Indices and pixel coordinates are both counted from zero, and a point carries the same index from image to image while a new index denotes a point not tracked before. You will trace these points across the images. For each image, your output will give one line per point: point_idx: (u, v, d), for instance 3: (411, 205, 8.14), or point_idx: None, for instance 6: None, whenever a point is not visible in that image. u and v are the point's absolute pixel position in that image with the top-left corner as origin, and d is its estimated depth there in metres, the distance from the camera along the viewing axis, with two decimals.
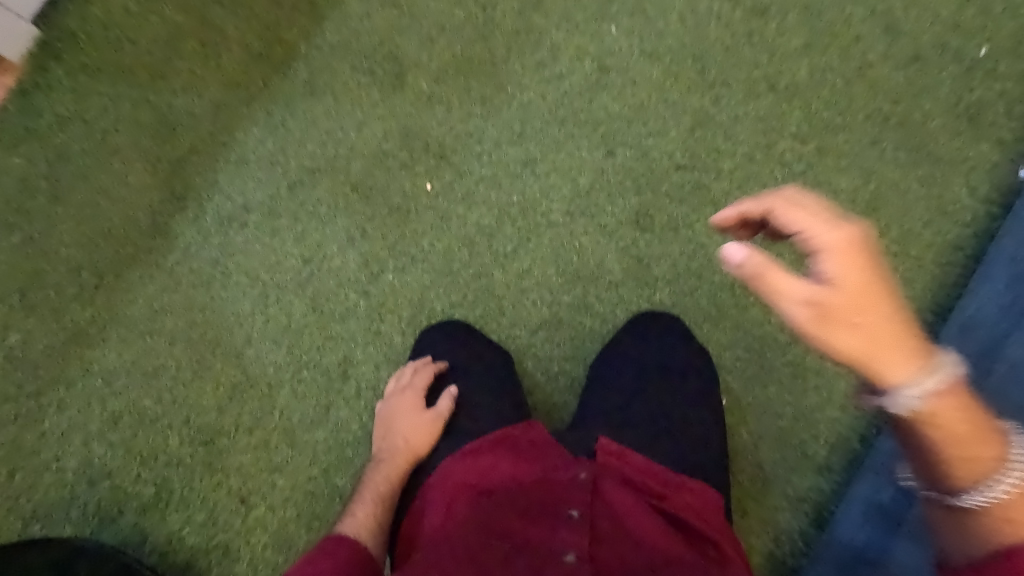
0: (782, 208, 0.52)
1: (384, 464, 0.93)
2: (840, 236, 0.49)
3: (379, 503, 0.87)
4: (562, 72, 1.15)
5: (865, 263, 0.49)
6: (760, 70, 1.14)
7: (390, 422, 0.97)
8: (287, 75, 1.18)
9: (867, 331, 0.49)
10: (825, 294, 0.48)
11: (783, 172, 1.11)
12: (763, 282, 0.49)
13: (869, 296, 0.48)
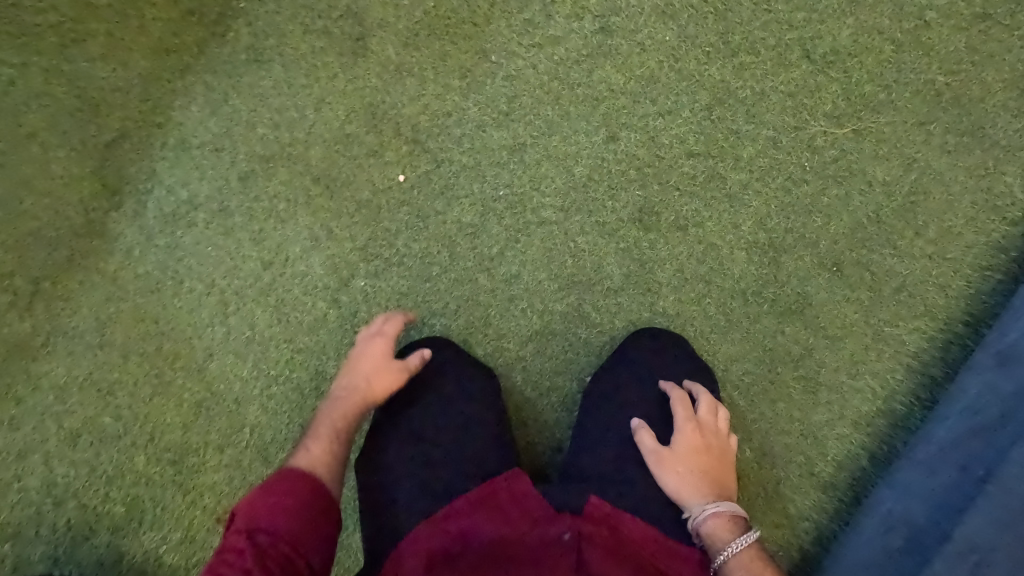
0: (681, 400, 0.88)
1: (340, 399, 0.87)
2: (728, 452, 0.87)
3: (332, 441, 0.83)
4: (556, 35, 0.96)
5: (725, 471, 0.85)
6: (793, 33, 0.95)
7: (352, 364, 0.90)
8: (227, 39, 0.99)
9: (697, 457, 0.84)
10: (687, 427, 0.86)
11: (811, 159, 0.96)
12: (649, 443, 0.86)
13: (704, 482, 0.83)
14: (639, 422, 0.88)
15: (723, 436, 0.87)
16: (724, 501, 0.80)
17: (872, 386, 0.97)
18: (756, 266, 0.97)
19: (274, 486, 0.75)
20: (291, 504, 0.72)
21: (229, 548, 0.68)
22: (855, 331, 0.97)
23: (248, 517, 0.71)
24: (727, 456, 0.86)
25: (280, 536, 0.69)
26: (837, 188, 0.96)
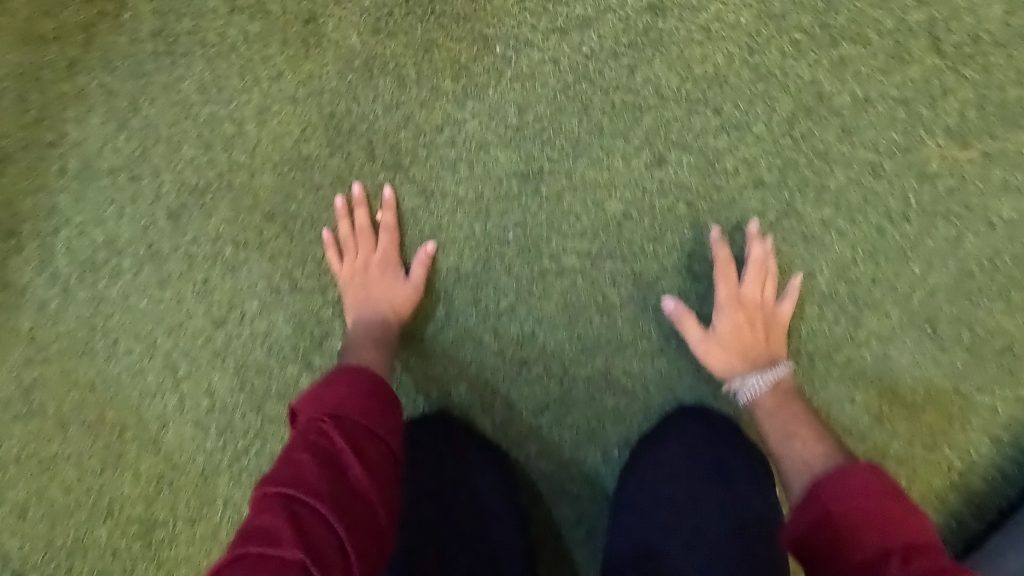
0: (717, 242, 0.74)
1: (373, 320, 0.74)
2: (780, 313, 0.75)
3: (378, 353, 0.72)
4: (585, 18, 0.69)
5: (772, 340, 0.75)
6: (917, 15, 0.68)
7: (361, 282, 0.75)
8: (121, 21, 0.70)
9: (741, 337, 0.74)
10: (728, 304, 0.74)
11: (917, 191, 0.73)
12: (686, 327, 0.75)
13: (742, 348, 0.74)
14: (673, 301, 0.75)
15: (771, 306, 0.74)
16: (769, 368, 0.73)
17: (955, 461, 0.81)
18: (830, 325, 0.78)
19: (337, 375, 0.67)
20: (366, 398, 0.65)
21: (308, 441, 0.59)
22: (941, 398, 0.80)
23: (311, 413, 0.62)
24: (777, 305, 0.75)
25: (357, 416, 0.63)
26: (944, 229, 0.74)
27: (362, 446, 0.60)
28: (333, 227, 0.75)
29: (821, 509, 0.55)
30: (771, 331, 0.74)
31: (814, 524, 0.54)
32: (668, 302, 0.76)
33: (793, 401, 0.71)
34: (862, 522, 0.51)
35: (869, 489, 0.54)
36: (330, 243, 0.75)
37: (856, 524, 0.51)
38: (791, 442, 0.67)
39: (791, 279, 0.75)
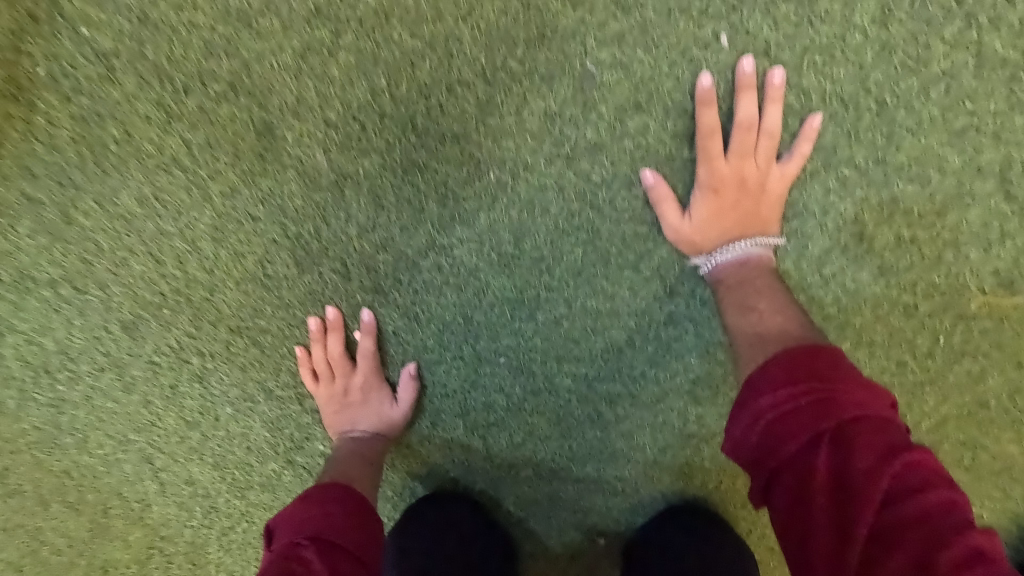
0: (702, 103, 0.53)
1: (359, 440, 0.72)
2: (782, 172, 0.56)
3: (365, 473, 0.70)
4: (598, 141, 0.57)
5: (765, 206, 0.57)
6: (996, 153, 0.56)
7: (343, 405, 0.71)
8: (29, 122, 0.57)
9: (720, 217, 0.58)
10: (710, 182, 0.56)
11: (951, 331, 0.66)
12: (660, 209, 0.58)
13: (724, 230, 0.58)
14: (651, 175, 0.57)
15: (771, 165, 0.55)
16: (747, 244, 0.58)
17: None
18: None
19: (318, 495, 0.63)
20: (346, 518, 0.61)
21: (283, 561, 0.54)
22: None
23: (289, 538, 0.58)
24: (778, 169, 0.56)
25: (337, 532, 0.59)
26: (971, 366, 0.69)
27: (334, 565, 0.55)
28: (306, 346, 0.69)
29: (774, 421, 0.48)
30: (761, 202, 0.57)
31: (773, 441, 0.48)
32: (645, 173, 0.57)
33: (767, 276, 0.59)
34: (855, 445, 0.44)
35: (846, 397, 0.47)
36: (303, 361, 0.69)
37: (846, 449, 0.44)
38: (744, 316, 0.58)
39: (806, 127, 0.54)
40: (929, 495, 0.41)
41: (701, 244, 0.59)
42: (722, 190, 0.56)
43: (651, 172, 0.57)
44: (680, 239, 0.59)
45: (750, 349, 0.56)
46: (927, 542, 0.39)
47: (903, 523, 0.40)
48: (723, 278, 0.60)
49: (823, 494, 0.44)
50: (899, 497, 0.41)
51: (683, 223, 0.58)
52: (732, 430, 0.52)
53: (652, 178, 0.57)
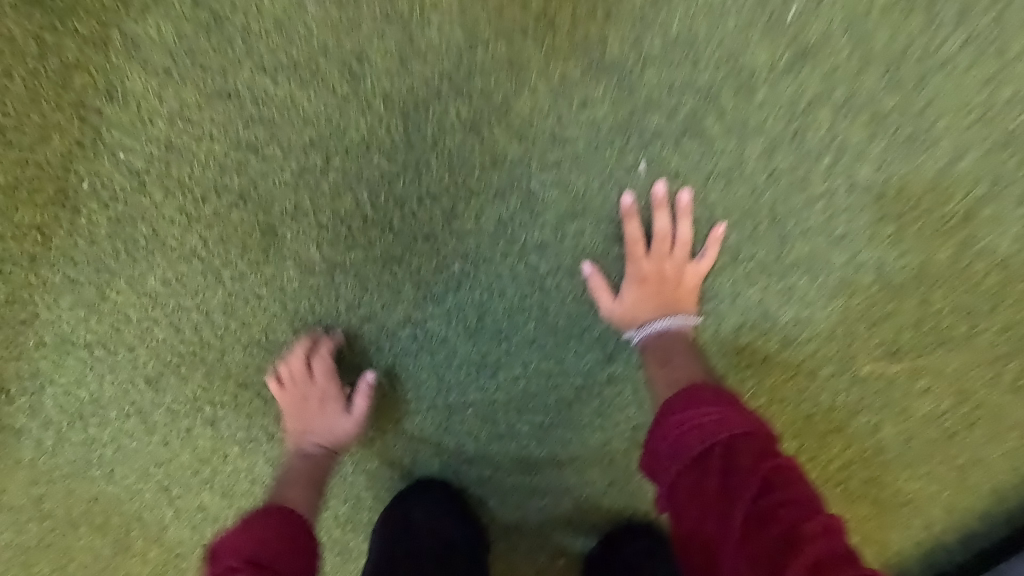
0: (626, 216, 0.65)
1: (313, 452, 0.79)
2: (695, 270, 0.68)
3: (305, 490, 0.76)
4: (545, 240, 0.68)
5: (683, 297, 0.69)
6: (872, 253, 0.68)
7: (303, 412, 0.78)
8: (75, 222, 0.69)
9: (645, 304, 0.69)
10: (635, 277, 0.68)
11: (848, 390, 0.78)
12: (597, 295, 0.70)
13: (650, 316, 0.70)
14: (588, 267, 0.69)
15: (686, 264, 0.67)
16: (670, 325, 0.70)
17: None
18: None
19: (246, 525, 0.65)
20: (276, 541, 0.64)
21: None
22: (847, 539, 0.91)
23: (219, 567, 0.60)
24: (691, 267, 0.68)
25: (266, 553, 0.62)
26: (868, 417, 0.81)
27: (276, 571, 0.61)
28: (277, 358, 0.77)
29: (683, 432, 0.59)
30: (679, 293, 0.69)
31: (678, 449, 0.59)
32: (585, 264, 0.70)
33: (686, 346, 0.71)
34: (743, 450, 0.55)
35: (739, 416, 0.59)
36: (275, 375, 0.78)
37: (737, 453, 0.55)
38: (661, 363, 0.70)
39: (711, 235, 0.66)
40: (797, 487, 0.52)
41: (631, 326, 0.71)
42: (646, 284, 0.68)
43: (589, 264, 0.69)
44: (614, 319, 0.71)
45: (664, 389, 0.67)
46: (790, 520, 0.49)
47: (776, 504, 0.50)
48: (649, 350, 0.71)
49: (715, 493, 0.54)
50: (775, 486, 0.52)
51: (615, 307, 0.70)
52: (650, 443, 0.63)
53: (589, 270, 0.69)
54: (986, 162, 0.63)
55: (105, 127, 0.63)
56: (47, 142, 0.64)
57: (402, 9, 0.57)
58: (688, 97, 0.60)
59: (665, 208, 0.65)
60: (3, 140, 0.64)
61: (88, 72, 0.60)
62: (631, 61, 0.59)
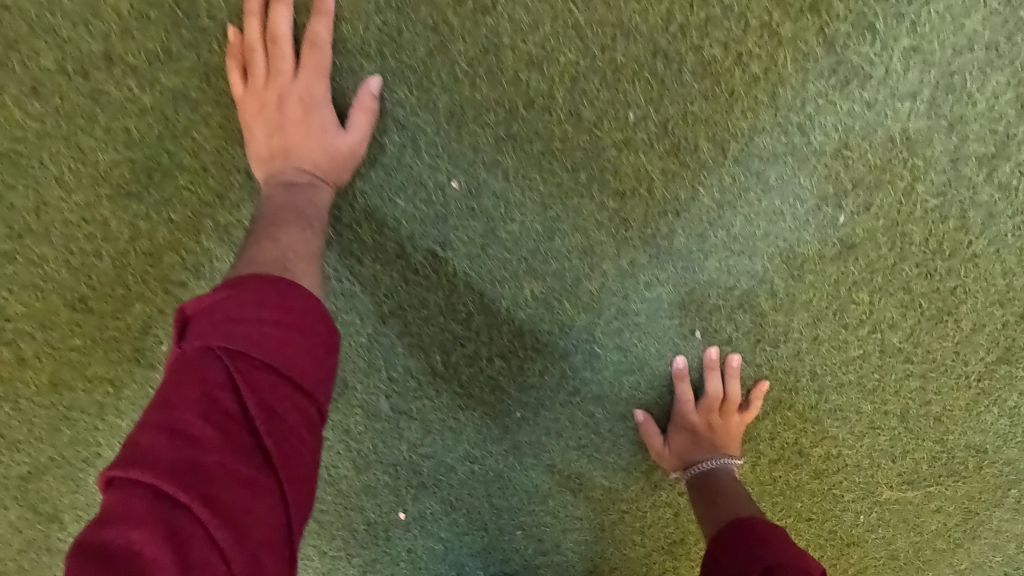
0: (676, 375, 0.71)
1: (295, 175, 0.54)
2: (740, 417, 0.73)
3: (302, 232, 0.53)
4: (603, 391, 0.73)
5: (727, 443, 0.74)
6: (897, 402, 0.75)
7: (284, 135, 0.52)
8: (150, 375, 0.70)
9: (691, 451, 0.73)
10: (683, 424, 0.73)
11: (869, 510, 0.84)
12: (646, 439, 0.74)
13: (695, 460, 0.73)
14: (641, 414, 0.73)
15: (731, 415, 0.73)
16: (715, 468, 0.73)
17: None
18: None
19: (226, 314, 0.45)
20: (275, 315, 0.45)
21: (191, 412, 0.40)
22: None
23: (186, 388, 0.41)
24: (737, 414, 0.73)
25: (273, 376, 0.44)
26: (888, 531, 0.86)
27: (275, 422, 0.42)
28: (237, 66, 0.51)
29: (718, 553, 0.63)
30: (724, 440, 0.73)
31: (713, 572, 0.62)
32: (636, 410, 0.74)
33: (732, 482, 0.73)
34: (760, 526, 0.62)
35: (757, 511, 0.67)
36: (234, 77, 0.51)
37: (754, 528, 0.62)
38: (707, 501, 0.72)
39: (757, 389, 0.72)
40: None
41: (676, 467, 0.74)
42: (694, 431, 0.73)
43: (640, 411, 0.74)
44: (661, 461, 0.74)
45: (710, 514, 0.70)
46: None
47: None
48: (695, 489, 0.74)
49: None
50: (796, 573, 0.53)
51: (662, 449, 0.74)
52: None
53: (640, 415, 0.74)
54: (1003, 333, 0.70)
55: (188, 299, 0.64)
56: (129, 309, 0.65)
57: (484, 205, 0.60)
58: (744, 280, 0.65)
59: (715, 368, 0.70)
60: (84, 308, 0.65)
61: (177, 252, 0.61)
62: (696, 249, 0.63)
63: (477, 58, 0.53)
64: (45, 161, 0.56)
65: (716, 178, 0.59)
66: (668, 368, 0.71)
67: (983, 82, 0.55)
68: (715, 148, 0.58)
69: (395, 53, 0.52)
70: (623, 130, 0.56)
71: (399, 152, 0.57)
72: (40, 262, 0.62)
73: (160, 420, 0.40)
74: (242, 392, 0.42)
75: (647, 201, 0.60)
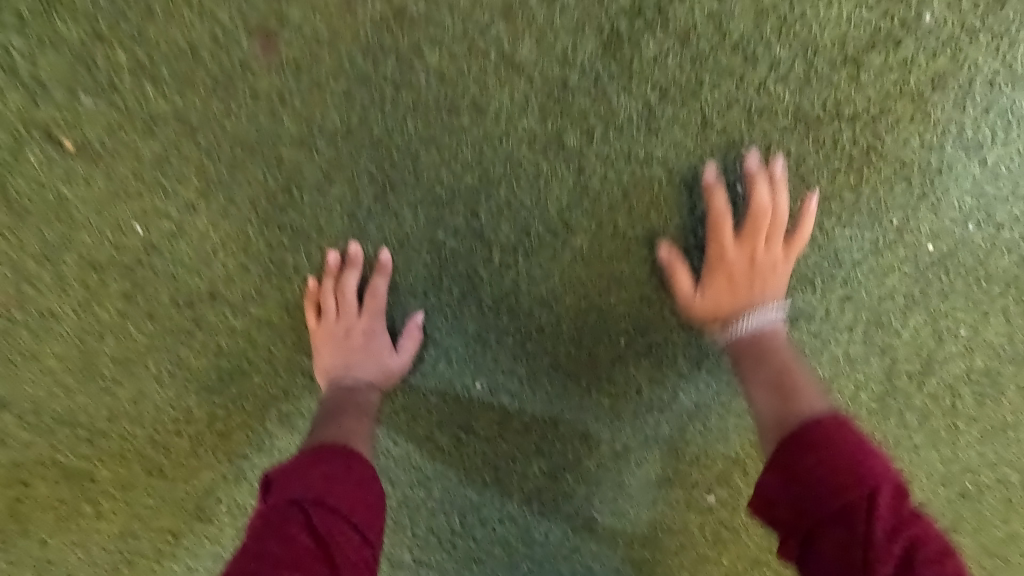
0: (708, 189, 0.61)
1: (355, 382, 0.67)
2: (786, 249, 0.63)
3: (361, 423, 0.66)
4: (603, 549, 0.81)
5: (770, 277, 0.63)
6: None
7: (348, 354, 0.66)
8: (205, 527, 0.80)
9: (724, 299, 0.63)
10: (716, 260, 0.63)
11: None
12: (676, 279, 0.64)
13: (730, 305, 0.63)
14: (666, 250, 0.63)
15: (773, 246, 0.62)
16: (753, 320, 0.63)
17: None
18: None
19: (299, 475, 0.56)
20: (336, 475, 0.57)
21: (277, 545, 0.50)
22: None
23: (273, 531, 0.52)
24: (782, 242, 0.62)
25: (338, 517, 0.55)
26: None
27: (341, 554, 0.52)
28: (314, 304, 0.65)
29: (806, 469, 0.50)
30: (763, 279, 0.63)
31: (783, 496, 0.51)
32: (663, 246, 0.64)
33: (784, 355, 0.62)
34: (852, 445, 0.50)
35: (845, 425, 0.52)
36: (311, 312, 0.65)
37: (853, 451, 0.49)
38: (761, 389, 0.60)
39: (807, 202, 0.61)
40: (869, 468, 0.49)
41: (706, 316, 0.65)
42: (729, 268, 0.62)
43: (666, 246, 0.64)
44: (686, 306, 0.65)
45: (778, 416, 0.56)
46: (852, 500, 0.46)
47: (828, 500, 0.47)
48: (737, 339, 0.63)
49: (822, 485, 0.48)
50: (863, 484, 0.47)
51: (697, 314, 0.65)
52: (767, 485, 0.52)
53: (667, 250, 0.64)
54: (949, 508, 0.79)
55: (249, 467, 0.75)
56: (197, 474, 0.76)
57: (502, 400, 0.73)
58: (720, 460, 0.76)
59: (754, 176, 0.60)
60: (160, 473, 0.76)
61: (246, 431, 0.73)
62: (679, 435, 0.75)
63: (500, 298, 0.67)
64: (150, 364, 0.69)
65: (693, 383, 0.72)
66: (705, 178, 0.61)
67: (905, 320, 0.68)
68: (692, 361, 0.71)
69: (439, 295, 0.67)
70: (616, 347, 0.70)
71: (434, 361, 0.70)
72: (129, 437, 0.74)
73: (253, 555, 0.50)
74: (315, 531, 0.53)
75: (636, 399, 0.73)
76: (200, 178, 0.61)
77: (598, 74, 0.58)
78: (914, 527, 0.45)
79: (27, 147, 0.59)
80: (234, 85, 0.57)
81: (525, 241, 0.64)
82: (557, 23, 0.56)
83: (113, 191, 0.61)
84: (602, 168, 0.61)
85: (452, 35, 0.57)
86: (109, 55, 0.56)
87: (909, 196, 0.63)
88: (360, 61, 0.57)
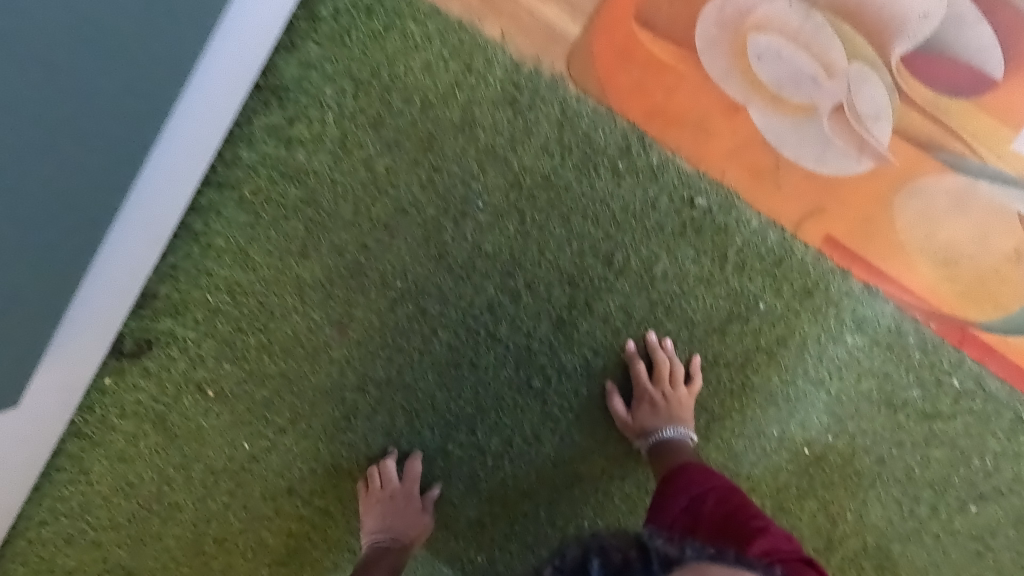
0: (627, 351, 0.86)
1: (388, 542, 0.87)
2: (687, 388, 0.85)
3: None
4: None
5: (682, 409, 0.84)
6: None
7: (385, 523, 0.87)
8: None
9: (651, 421, 0.84)
10: (641, 393, 0.85)
11: None
12: (613, 403, 0.86)
13: (655, 422, 0.84)
14: (607, 384, 0.87)
15: (682, 380, 0.85)
16: (667, 432, 0.83)
17: None
18: None
19: None
20: None
21: None
22: None
23: None
24: (684, 386, 0.85)
25: None
26: None
27: None
28: (366, 483, 0.89)
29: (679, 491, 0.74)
30: (676, 409, 0.84)
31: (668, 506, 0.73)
32: (607, 386, 0.87)
33: (688, 455, 0.82)
34: (701, 471, 0.76)
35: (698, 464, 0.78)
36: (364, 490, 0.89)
37: (703, 474, 0.76)
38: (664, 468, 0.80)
39: (693, 360, 0.85)
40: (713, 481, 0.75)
41: (635, 430, 0.85)
42: (649, 395, 0.84)
43: (608, 385, 0.87)
44: (623, 427, 0.85)
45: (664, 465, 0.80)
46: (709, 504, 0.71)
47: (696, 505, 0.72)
48: (658, 448, 0.83)
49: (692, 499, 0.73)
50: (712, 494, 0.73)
51: (634, 431, 0.85)
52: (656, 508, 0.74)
53: (608, 387, 0.87)
54: None
55: None
56: None
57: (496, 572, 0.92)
58: None
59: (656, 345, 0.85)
60: None
61: None
62: None
63: (492, 490, 0.91)
64: (240, 542, 0.94)
65: None
66: (628, 343, 0.86)
67: (801, 504, 0.88)
68: None
69: (449, 491, 0.91)
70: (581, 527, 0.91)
71: (444, 538, 0.92)
72: None
73: None
74: None
75: None
76: (290, 411, 0.91)
77: (551, 338, 0.87)
78: (738, 499, 0.72)
79: (184, 395, 0.91)
80: (318, 354, 0.90)
81: (508, 449, 0.90)
82: (523, 312, 0.87)
83: (234, 421, 0.92)
84: (559, 399, 0.88)
85: (456, 320, 0.88)
86: (244, 339, 0.90)
87: (780, 416, 0.87)
88: (396, 337, 0.89)
